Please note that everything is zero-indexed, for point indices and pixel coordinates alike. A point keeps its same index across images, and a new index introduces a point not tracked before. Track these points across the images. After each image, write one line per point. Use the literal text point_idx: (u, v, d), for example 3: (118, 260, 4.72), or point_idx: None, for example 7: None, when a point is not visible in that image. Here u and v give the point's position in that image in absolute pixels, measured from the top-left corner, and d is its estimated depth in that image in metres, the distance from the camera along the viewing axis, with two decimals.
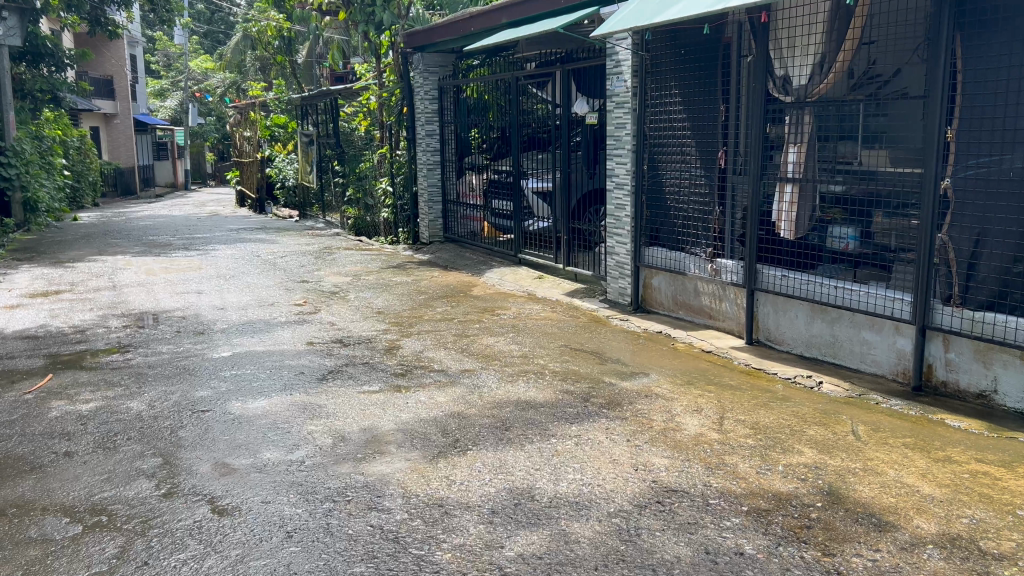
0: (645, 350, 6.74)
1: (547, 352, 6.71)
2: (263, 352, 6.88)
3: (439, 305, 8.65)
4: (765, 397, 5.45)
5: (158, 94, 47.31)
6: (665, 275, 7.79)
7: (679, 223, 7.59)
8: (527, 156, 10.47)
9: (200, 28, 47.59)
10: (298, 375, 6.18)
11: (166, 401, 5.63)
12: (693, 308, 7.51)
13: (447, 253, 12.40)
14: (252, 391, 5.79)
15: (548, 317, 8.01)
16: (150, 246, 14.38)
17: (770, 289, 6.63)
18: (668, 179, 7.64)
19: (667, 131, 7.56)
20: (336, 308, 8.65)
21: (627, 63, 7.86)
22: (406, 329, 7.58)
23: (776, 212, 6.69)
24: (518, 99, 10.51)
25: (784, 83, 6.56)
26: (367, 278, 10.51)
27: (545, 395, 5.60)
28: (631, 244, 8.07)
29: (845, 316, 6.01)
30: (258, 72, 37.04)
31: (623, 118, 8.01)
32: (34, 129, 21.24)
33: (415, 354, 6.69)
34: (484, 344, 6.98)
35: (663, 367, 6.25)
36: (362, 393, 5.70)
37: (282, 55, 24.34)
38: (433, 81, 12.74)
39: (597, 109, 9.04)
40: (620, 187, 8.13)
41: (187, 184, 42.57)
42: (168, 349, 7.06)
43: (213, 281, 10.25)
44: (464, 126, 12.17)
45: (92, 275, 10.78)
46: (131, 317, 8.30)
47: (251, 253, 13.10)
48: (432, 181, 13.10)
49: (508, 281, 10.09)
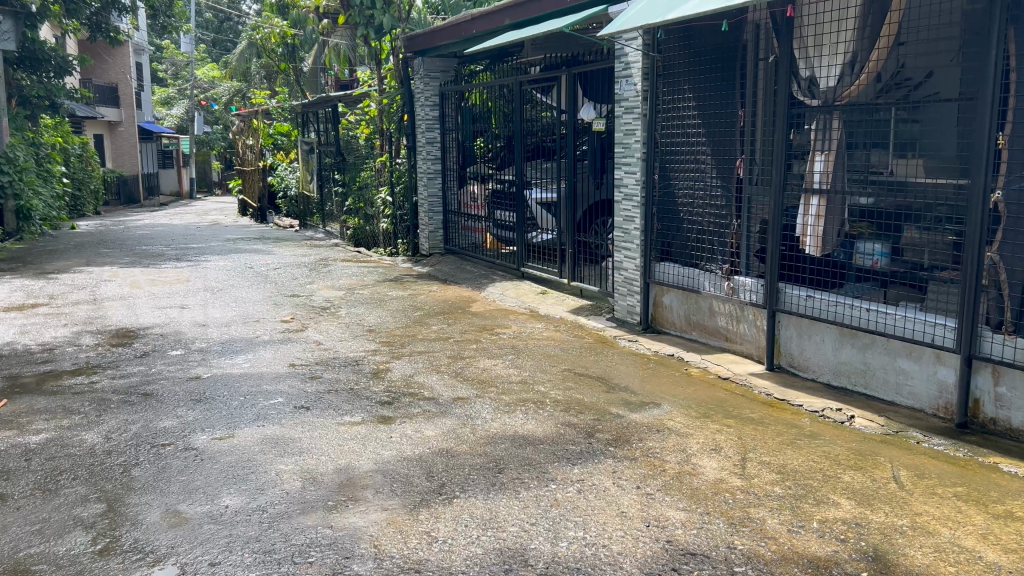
0: (656, 376, 6.17)
1: (548, 378, 6.13)
2: (240, 375, 6.32)
3: (435, 323, 8.09)
4: (791, 434, 4.88)
5: (164, 102, 47.04)
6: (677, 293, 7.22)
7: (693, 237, 7.02)
8: (531, 165, 9.94)
9: (207, 37, 47.36)
10: (274, 402, 5.62)
11: (125, 432, 5.07)
12: (708, 329, 6.93)
13: (447, 266, 11.87)
14: (223, 422, 5.23)
15: (550, 337, 7.44)
16: (141, 256, 13.86)
17: (792, 310, 6.06)
18: (681, 189, 7.08)
19: (681, 138, 7.01)
20: (325, 325, 8.10)
21: (637, 64, 7.31)
22: (398, 350, 7.02)
23: (800, 226, 6.10)
24: (522, 107, 10.01)
25: (810, 85, 6.00)
26: (361, 293, 9.96)
27: (545, 429, 5.04)
28: (641, 259, 7.50)
29: (878, 342, 5.43)
30: (264, 80, 36.71)
31: (632, 124, 7.47)
32: (31, 136, 20.77)
33: (405, 379, 6.13)
34: (480, 367, 6.41)
35: (677, 396, 5.67)
36: (341, 425, 5.13)
37: (286, 63, 23.99)
38: (435, 88, 12.26)
39: (605, 114, 8.47)
40: (629, 197, 7.57)
41: (191, 193, 42.21)
42: (138, 371, 6.51)
43: (199, 295, 9.72)
44: (466, 133, 11.63)
45: (74, 288, 10.25)
46: (106, 334, 7.76)
47: (243, 265, 12.58)
48: (432, 191, 12.57)
49: (510, 297, 9.53)
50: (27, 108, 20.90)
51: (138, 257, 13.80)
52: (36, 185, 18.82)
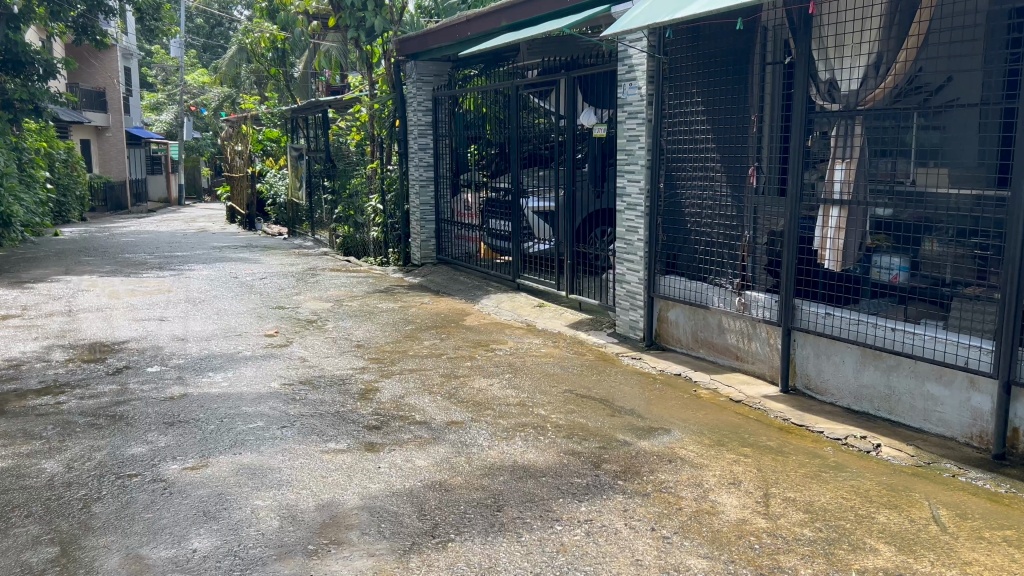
0: (663, 398, 5.79)
1: (549, 399, 5.73)
2: (218, 395, 5.90)
3: (427, 338, 7.68)
4: (814, 466, 4.50)
5: (153, 108, 46.52)
6: (683, 308, 6.84)
7: (701, 249, 6.65)
8: (528, 173, 9.55)
9: (197, 42, 46.93)
10: (252, 426, 5.20)
11: (88, 460, 4.64)
12: (716, 347, 6.55)
13: (439, 277, 11.46)
14: (196, 450, 4.81)
15: (549, 353, 7.05)
16: (122, 265, 13.39)
17: (809, 328, 5.68)
18: (688, 198, 6.72)
19: (688, 144, 6.65)
20: (311, 340, 7.68)
21: (641, 67, 6.95)
22: (387, 368, 6.60)
23: (817, 239, 5.74)
24: (518, 113, 9.64)
25: (830, 89, 5.66)
26: (350, 305, 9.54)
27: (548, 459, 4.63)
28: (644, 272, 7.11)
29: (904, 364, 5.06)
30: (254, 85, 36.20)
31: (636, 130, 7.10)
32: (13, 140, 20.22)
33: (395, 401, 5.71)
34: (475, 387, 6.00)
35: (687, 421, 5.29)
36: (324, 454, 4.72)
37: (277, 68, 23.56)
38: (427, 92, 11.86)
39: (607, 120, 8.09)
40: (632, 207, 7.19)
41: (180, 200, 41.65)
42: (108, 390, 6.07)
43: (180, 307, 9.27)
44: (460, 140, 11.24)
45: (49, 298, 9.78)
46: (78, 348, 7.31)
47: (228, 274, 12.14)
48: (424, 199, 12.16)
49: (505, 309, 9.13)
50: (10, 113, 20.36)
51: (119, 266, 13.33)
52: (17, 190, 18.30)
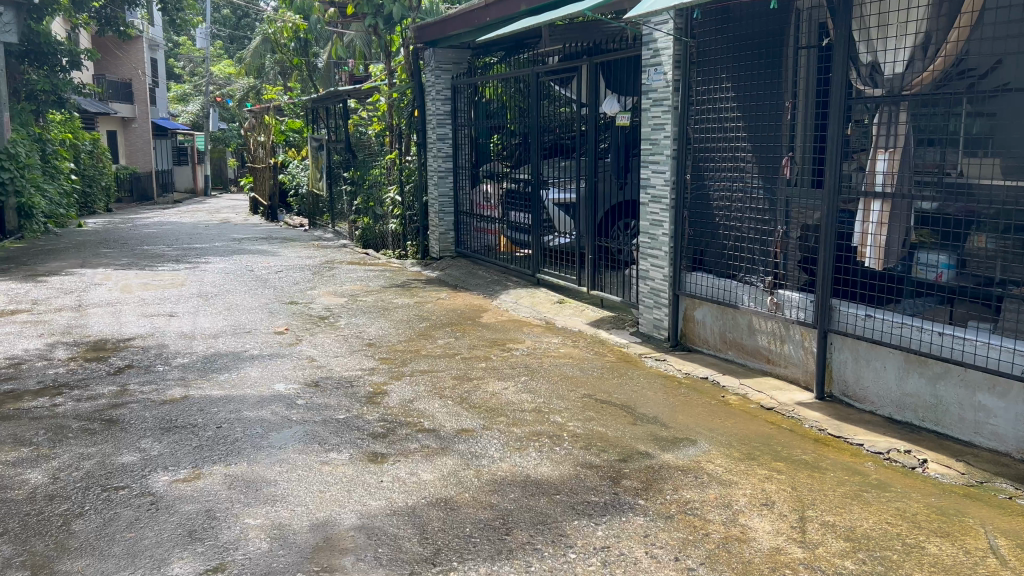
0: (688, 405, 5.43)
1: (566, 405, 5.38)
2: (220, 397, 5.62)
3: (441, 337, 7.36)
4: (854, 484, 4.13)
5: (180, 99, 46.63)
6: (711, 307, 6.45)
7: (730, 244, 6.26)
8: (549, 164, 9.21)
9: (223, 32, 46.97)
10: (252, 433, 4.91)
11: (76, 470, 4.37)
12: (746, 349, 6.16)
13: (458, 271, 11.15)
14: (190, 460, 4.53)
15: (569, 353, 6.70)
16: (139, 258, 13.21)
17: (847, 331, 5.28)
18: (716, 190, 6.33)
19: (717, 133, 6.27)
20: (322, 338, 7.39)
21: (667, 51, 6.57)
22: (398, 369, 6.29)
23: (857, 235, 5.35)
24: (540, 101, 9.28)
25: (872, 73, 5.23)
26: (365, 300, 9.25)
27: (563, 473, 4.30)
28: (669, 268, 6.74)
29: (952, 373, 4.66)
30: (278, 75, 36.04)
31: (661, 118, 6.71)
32: (37, 131, 20.14)
33: (403, 406, 5.39)
34: (489, 391, 5.68)
35: (715, 432, 4.93)
36: (325, 465, 4.42)
37: (299, 57, 23.32)
38: (446, 80, 11.54)
39: (631, 107, 7.71)
40: (657, 199, 6.81)
41: (206, 191, 41.74)
42: (107, 391, 5.81)
43: (191, 302, 9.03)
44: (481, 129, 10.88)
45: (60, 292, 9.58)
46: (82, 345, 7.06)
47: (244, 267, 11.91)
48: (443, 190, 11.85)
49: (524, 306, 8.79)
50: (33, 103, 20.28)
51: (135, 258, 13.15)
52: (39, 182, 18.21)
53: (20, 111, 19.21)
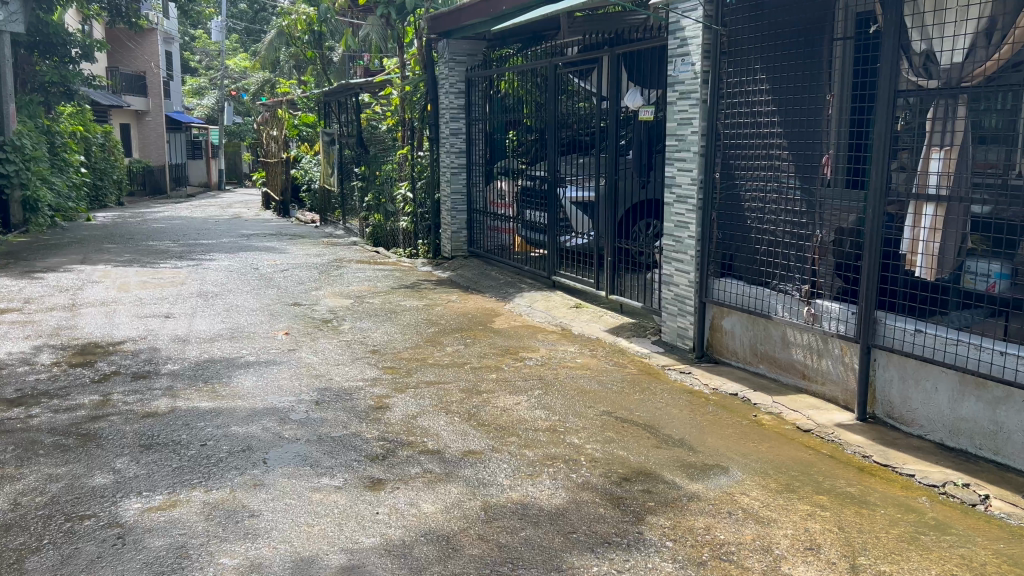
0: (717, 427, 4.96)
1: (583, 424, 4.92)
2: (208, 411, 5.20)
3: (449, 344, 6.91)
4: (909, 525, 3.65)
5: (195, 92, 46.40)
6: (740, 316, 5.97)
7: (763, 249, 5.79)
8: (566, 160, 8.75)
9: (239, 27, 46.75)
10: (238, 454, 4.48)
11: (40, 495, 3.96)
12: (780, 364, 5.68)
13: (470, 271, 10.70)
14: (167, 484, 4.10)
15: (586, 364, 6.24)
16: (142, 254, 12.85)
17: (893, 347, 4.79)
18: (748, 190, 5.86)
19: (750, 128, 5.79)
20: (323, 344, 6.96)
21: (696, 41, 6.09)
22: (402, 380, 5.84)
23: (906, 241, 4.84)
24: (558, 95, 8.82)
25: (926, 63, 4.73)
26: (372, 302, 8.82)
27: (580, 506, 3.83)
28: (696, 273, 6.26)
29: (1016, 397, 4.17)
30: (293, 70, 35.70)
31: (689, 112, 6.23)
32: (46, 123, 19.83)
33: (405, 423, 4.95)
34: (500, 406, 5.22)
35: (748, 459, 4.45)
36: (315, 492, 3.98)
37: (313, 50, 22.94)
38: (460, 73, 11.08)
39: (655, 100, 7.22)
40: (683, 200, 6.33)
41: (220, 185, 41.52)
42: (87, 400, 5.39)
43: (190, 303, 8.63)
44: (496, 124, 10.41)
45: (56, 290, 9.21)
46: (69, 349, 6.66)
47: (249, 266, 11.51)
48: (456, 187, 11.39)
49: (538, 311, 8.33)
50: (42, 96, 19.98)
51: (138, 255, 12.79)
52: (46, 175, 17.90)
53: (29, 103, 18.89)
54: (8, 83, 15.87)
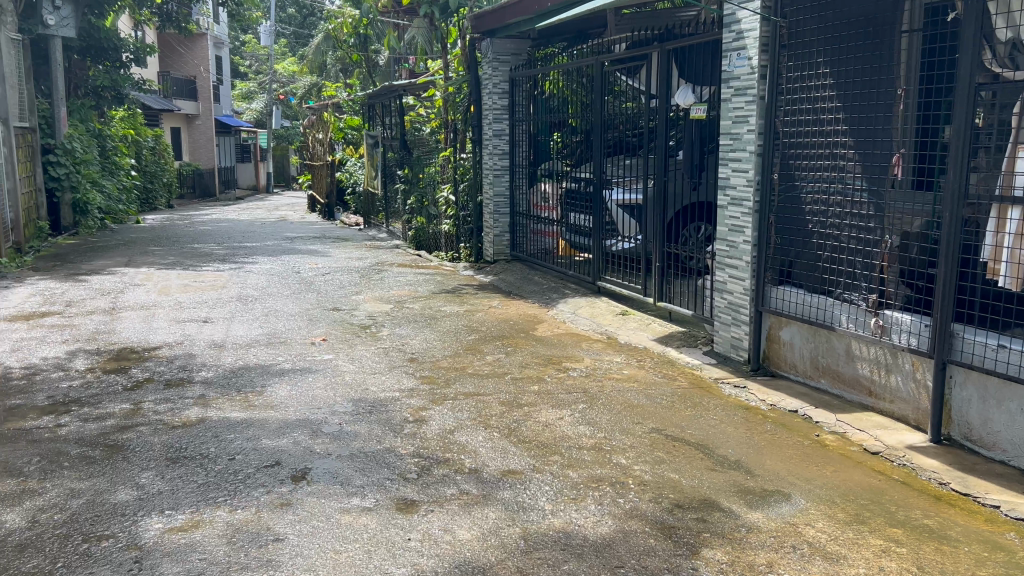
0: (776, 447, 4.61)
1: (631, 443, 4.61)
2: (238, 422, 4.99)
3: (490, 352, 6.64)
4: (997, 567, 3.28)
5: (244, 96, 46.96)
6: (800, 326, 5.60)
7: (826, 255, 5.42)
8: (613, 162, 8.44)
9: (288, 31, 47.17)
10: (266, 469, 4.26)
11: (59, 512, 3.77)
12: (844, 379, 5.29)
13: (513, 276, 10.43)
14: (191, 502, 3.89)
15: (633, 376, 5.91)
16: (185, 256, 12.83)
17: (972, 364, 4.39)
18: (808, 191, 5.49)
19: (811, 126, 5.42)
20: (360, 351, 6.74)
21: (754, 33, 5.74)
22: (439, 391, 5.59)
23: (987, 248, 4.47)
24: (605, 94, 8.51)
25: (1012, 52, 4.42)
26: (412, 307, 8.59)
27: (628, 536, 3.53)
28: (752, 280, 5.91)
29: None
30: (339, 73, 35.84)
31: (745, 110, 5.88)
32: (97, 127, 20.05)
33: (442, 438, 4.69)
34: (541, 421, 4.93)
35: (812, 486, 4.11)
36: (344, 514, 3.74)
37: (358, 53, 22.90)
38: (504, 73, 10.83)
39: (707, 98, 6.86)
40: (738, 202, 5.99)
41: (268, 188, 41.95)
42: (117, 409, 5.23)
43: (229, 307, 8.49)
44: (541, 125, 10.11)
45: (97, 294, 9.15)
46: (104, 355, 6.54)
47: (290, 269, 11.38)
48: (499, 190, 11.13)
49: (583, 318, 8.01)
50: (94, 100, 20.20)
51: (182, 258, 12.77)
52: (96, 178, 18.06)
53: (80, 106, 19.09)
54: (59, 87, 16.01)
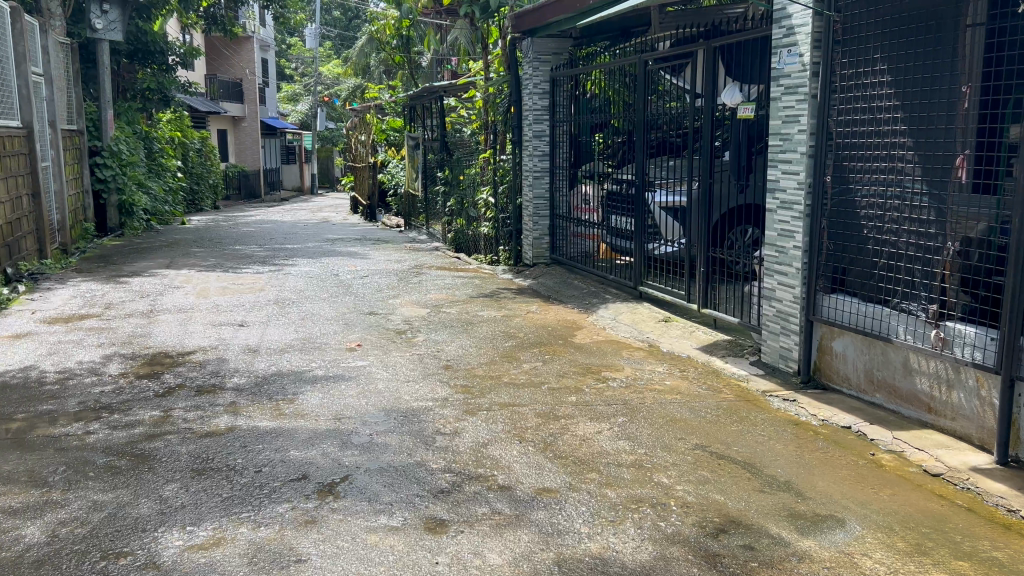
0: (829, 467, 4.33)
1: (674, 460, 4.37)
2: (267, 432, 4.86)
3: (527, 360, 6.44)
4: None
5: (290, 98, 47.46)
6: (854, 336, 5.31)
7: (881, 262, 5.12)
8: (655, 163, 8.20)
9: (333, 34, 47.53)
10: (293, 483, 4.12)
11: (79, 526, 3.66)
12: (901, 393, 4.99)
13: (552, 280, 10.22)
14: (214, 517, 3.75)
15: (676, 387, 5.66)
16: (227, 258, 12.85)
17: None
18: (864, 194, 5.21)
19: (867, 126, 5.13)
20: (394, 357, 6.59)
21: (805, 29, 5.46)
22: (474, 401, 5.41)
23: None
24: (647, 94, 8.27)
25: None
26: (449, 312, 8.44)
27: (670, 564, 3.31)
28: (802, 288, 5.63)
29: None
30: (383, 75, 35.96)
31: (795, 110, 5.60)
32: (144, 130, 20.29)
33: (474, 452, 4.51)
34: (578, 435, 4.72)
35: (868, 511, 3.83)
36: (370, 534, 3.57)
37: (401, 55, 22.87)
38: (544, 73, 10.63)
39: (755, 97, 6.59)
40: (788, 206, 5.71)
41: (313, 189, 42.29)
42: (147, 416, 5.15)
43: (265, 311, 8.42)
44: (582, 126, 9.90)
45: (137, 296, 9.16)
46: (139, 359, 6.48)
47: (329, 272, 11.32)
48: (538, 192, 10.92)
49: (624, 324, 7.77)
50: (141, 103, 20.45)
51: (223, 260, 12.81)
52: (142, 180, 18.25)
53: (128, 109, 19.34)
54: (106, 90, 16.19)
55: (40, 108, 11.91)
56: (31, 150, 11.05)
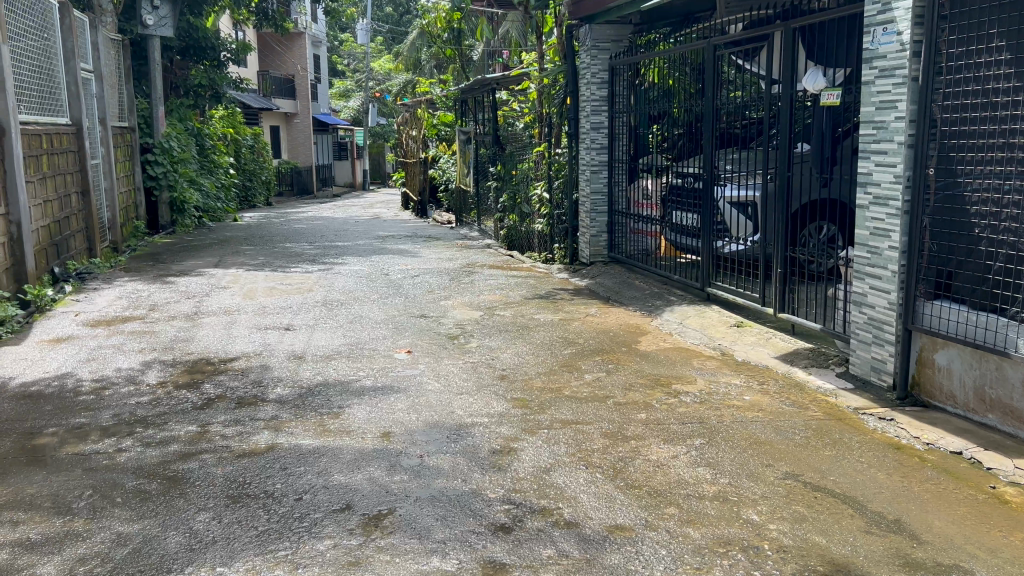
0: (944, 504, 3.76)
1: (763, 493, 3.85)
2: (309, 452, 4.46)
3: (589, 370, 5.95)
4: None
5: (341, 94, 47.54)
6: (961, 349, 4.71)
7: (996, 266, 4.50)
8: (724, 155, 7.62)
9: (384, 29, 47.41)
10: (335, 515, 3.70)
11: (97, 566, 3.28)
12: (1019, 415, 4.39)
13: (611, 280, 9.69)
14: (247, 556, 3.35)
15: (757, 404, 5.11)
16: (276, 257, 12.59)
17: None
18: (974, 189, 4.60)
19: (979, 111, 4.52)
20: (447, 366, 6.15)
21: (904, 4, 4.86)
22: (533, 417, 4.94)
23: None
24: (715, 81, 7.69)
25: None
26: (504, 314, 7.98)
27: None
28: (899, 294, 5.04)
29: None
30: (434, 70, 35.63)
31: (891, 94, 5.01)
32: (196, 126, 20.23)
33: (536, 478, 4.04)
34: (652, 461, 4.21)
35: (1000, 561, 3.26)
36: None
37: (452, 47, 22.44)
38: (603, 61, 10.09)
39: (841, 82, 6.00)
40: (883, 202, 5.12)
41: (364, 185, 42.29)
42: (182, 432, 4.79)
43: (312, 314, 8.06)
44: (642, 117, 9.34)
45: (182, 297, 8.89)
46: (179, 366, 6.16)
47: (379, 271, 10.95)
48: (596, 187, 10.39)
49: (692, 329, 7.23)
50: (193, 100, 20.40)
51: (272, 258, 12.53)
52: (193, 177, 18.14)
53: (179, 106, 19.28)
54: (157, 87, 16.10)
55: (89, 104, 11.76)
56: (79, 147, 10.90)
